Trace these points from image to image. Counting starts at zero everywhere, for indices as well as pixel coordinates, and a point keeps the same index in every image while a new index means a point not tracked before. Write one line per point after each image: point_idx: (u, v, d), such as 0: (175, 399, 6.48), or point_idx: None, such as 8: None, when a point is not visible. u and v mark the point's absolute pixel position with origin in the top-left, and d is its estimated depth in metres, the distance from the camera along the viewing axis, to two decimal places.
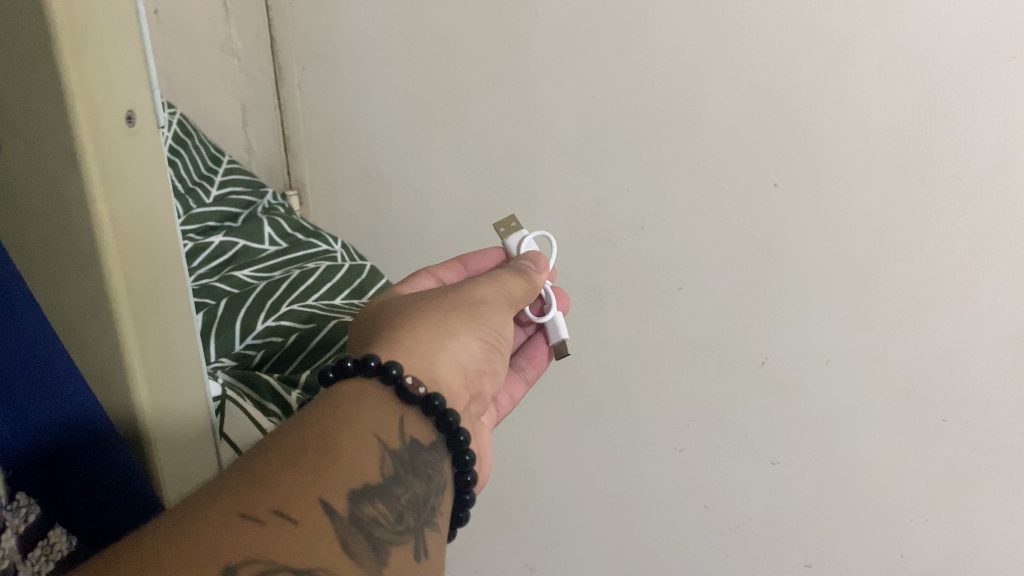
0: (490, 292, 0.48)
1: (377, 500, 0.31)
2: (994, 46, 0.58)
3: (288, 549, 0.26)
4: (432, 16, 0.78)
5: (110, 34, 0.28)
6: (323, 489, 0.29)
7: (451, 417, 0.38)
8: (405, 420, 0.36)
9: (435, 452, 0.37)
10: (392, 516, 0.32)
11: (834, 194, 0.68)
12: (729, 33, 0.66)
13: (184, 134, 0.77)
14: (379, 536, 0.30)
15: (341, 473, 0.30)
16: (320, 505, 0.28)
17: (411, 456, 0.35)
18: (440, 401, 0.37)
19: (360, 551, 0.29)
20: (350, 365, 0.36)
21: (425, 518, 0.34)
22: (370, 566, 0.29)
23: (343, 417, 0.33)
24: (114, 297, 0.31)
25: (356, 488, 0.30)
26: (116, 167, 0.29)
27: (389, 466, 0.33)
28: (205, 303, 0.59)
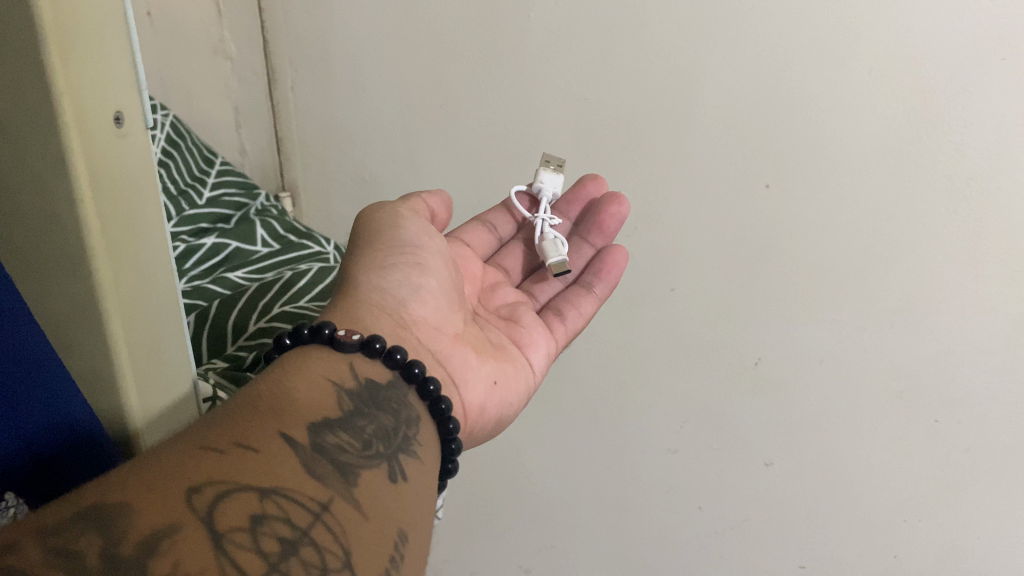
0: (386, 222, 0.50)
1: (339, 431, 0.34)
2: (984, 48, 0.58)
3: (250, 471, 0.29)
4: (425, 16, 0.78)
5: (97, 34, 0.28)
6: (281, 426, 0.32)
7: (399, 353, 0.40)
8: (357, 367, 0.39)
9: (399, 390, 0.40)
10: (357, 444, 0.34)
11: (825, 195, 0.68)
12: (720, 35, 0.66)
13: (177, 135, 0.76)
14: (347, 461, 0.32)
15: (294, 414, 0.33)
16: (277, 437, 0.31)
17: (371, 396, 0.38)
18: (380, 341, 0.40)
19: (325, 471, 0.31)
20: (287, 339, 0.39)
21: (398, 445, 0.36)
22: (339, 487, 0.31)
23: (285, 372, 0.36)
24: (102, 298, 0.31)
25: (313, 423, 0.33)
26: (103, 168, 0.29)
27: (346, 403, 0.36)
28: (197, 305, 0.59)
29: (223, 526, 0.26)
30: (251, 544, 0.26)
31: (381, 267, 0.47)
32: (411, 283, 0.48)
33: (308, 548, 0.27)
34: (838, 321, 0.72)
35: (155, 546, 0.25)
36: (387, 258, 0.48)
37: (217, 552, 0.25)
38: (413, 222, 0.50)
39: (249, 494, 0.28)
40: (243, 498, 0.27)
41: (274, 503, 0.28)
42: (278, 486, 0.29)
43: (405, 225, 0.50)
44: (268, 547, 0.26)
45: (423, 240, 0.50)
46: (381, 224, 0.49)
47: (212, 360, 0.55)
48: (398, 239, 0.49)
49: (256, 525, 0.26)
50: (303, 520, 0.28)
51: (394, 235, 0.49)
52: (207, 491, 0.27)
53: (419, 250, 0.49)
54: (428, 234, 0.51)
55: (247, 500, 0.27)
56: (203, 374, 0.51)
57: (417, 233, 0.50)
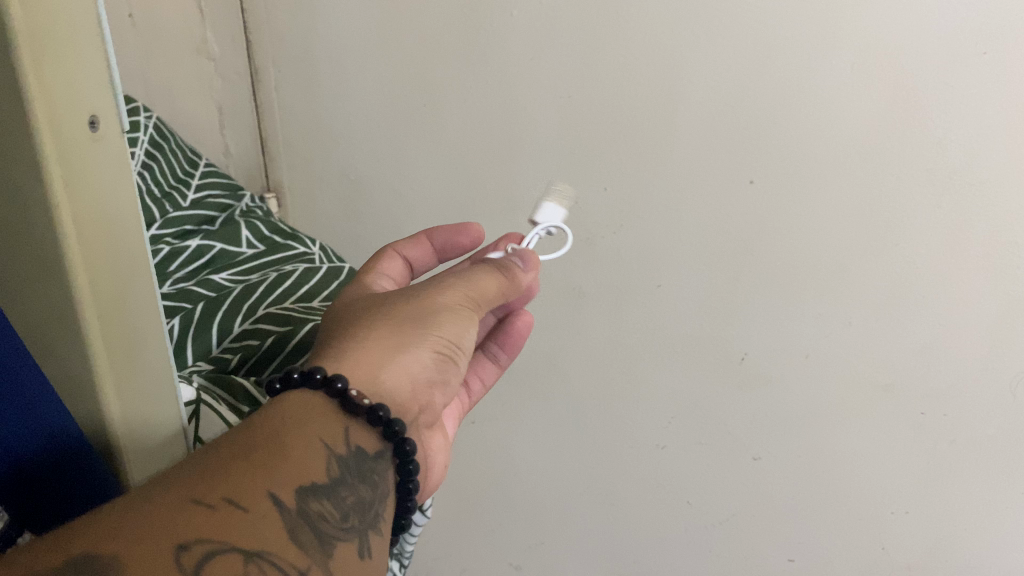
0: (454, 310, 0.45)
1: (323, 496, 0.32)
2: (964, 43, 0.58)
3: (240, 530, 0.27)
4: (407, 15, 0.78)
5: (70, 37, 0.28)
6: (274, 482, 0.30)
7: (398, 426, 0.38)
8: (351, 430, 0.37)
9: (381, 458, 0.38)
10: (336, 514, 0.32)
11: (808, 193, 0.68)
12: (701, 34, 0.66)
13: (161, 137, 0.76)
14: (326, 532, 0.31)
15: (288, 468, 0.31)
16: (269, 497, 0.29)
17: (357, 463, 0.36)
18: (385, 412, 0.38)
19: (308, 542, 0.30)
20: (297, 376, 0.36)
21: (370, 522, 0.35)
22: (316, 556, 0.30)
23: (285, 423, 0.34)
24: (81, 302, 0.31)
25: (304, 485, 0.31)
26: (79, 172, 0.29)
27: (335, 468, 0.34)
28: (182, 307, 0.59)
29: None
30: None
31: (431, 352, 0.43)
32: (444, 374, 0.45)
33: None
34: (823, 315, 0.72)
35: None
36: (440, 353, 0.44)
37: None
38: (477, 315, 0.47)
39: (235, 555, 0.27)
40: (230, 560, 0.27)
41: (258, 568, 0.27)
42: (262, 549, 0.28)
43: (468, 327, 0.46)
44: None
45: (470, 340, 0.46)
46: (446, 309, 0.45)
47: (197, 363, 0.54)
48: (456, 336, 0.45)
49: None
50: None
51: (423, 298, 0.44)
52: (198, 547, 0.26)
53: (465, 348, 0.46)
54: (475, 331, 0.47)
55: (231, 563, 0.27)
56: (187, 377, 0.51)
57: (471, 337, 0.46)
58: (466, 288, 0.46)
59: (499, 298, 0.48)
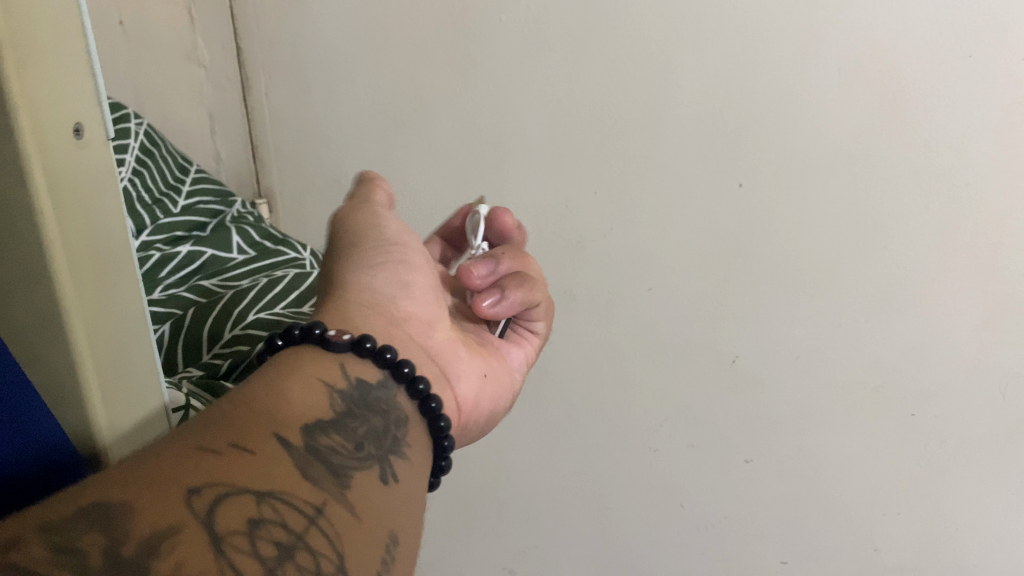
0: (363, 225, 0.49)
1: (331, 432, 0.34)
2: (948, 47, 0.59)
3: (247, 472, 0.28)
4: (397, 21, 0.78)
5: (53, 45, 0.28)
6: (274, 425, 0.31)
7: (389, 353, 0.40)
8: (346, 367, 0.38)
9: (388, 391, 0.39)
10: (349, 445, 0.34)
11: (796, 196, 0.69)
12: (689, 38, 0.67)
13: (151, 144, 0.76)
14: (339, 462, 0.32)
15: (286, 414, 0.33)
16: (273, 438, 0.31)
17: (362, 397, 0.37)
18: (372, 342, 0.40)
19: (320, 476, 0.31)
20: (280, 340, 0.39)
21: (388, 447, 0.36)
22: (332, 488, 0.31)
23: (277, 372, 0.36)
24: (65, 310, 0.31)
25: (307, 424, 0.33)
26: (63, 177, 0.29)
27: (337, 403, 0.36)
28: (172, 313, 0.59)
29: (223, 529, 0.26)
30: (251, 548, 0.26)
31: (369, 269, 0.46)
32: (402, 280, 0.47)
33: (304, 553, 0.27)
34: (812, 316, 0.73)
35: (157, 546, 0.24)
36: (377, 256, 0.47)
37: (217, 556, 0.25)
38: (385, 213, 0.51)
39: (246, 496, 0.27)
40: (242, 500, 0.27)
41: (271, 506, 0.28)
42: (273, 490, 0.28)
43: (385, 226, 0.49)
44: (266, 552, 0.26)
45: (404, 239, 0.50)
46: (357, 227, 0.49)
47: (188, 368, 0.55)
48: (377, 239, 0.48)
49: (254, 529, 0.26)
50: (298, 525, 0.28)
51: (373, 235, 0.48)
52: (206, 492, 0.27)
53: (405, 247, 0.49)
54: (409, 236, 0.51)
55: (245, 504, 0.27)
56: (177, 383, 0.51)
57: (400, 233, 0.50)
58: (358, 204, 0.51)
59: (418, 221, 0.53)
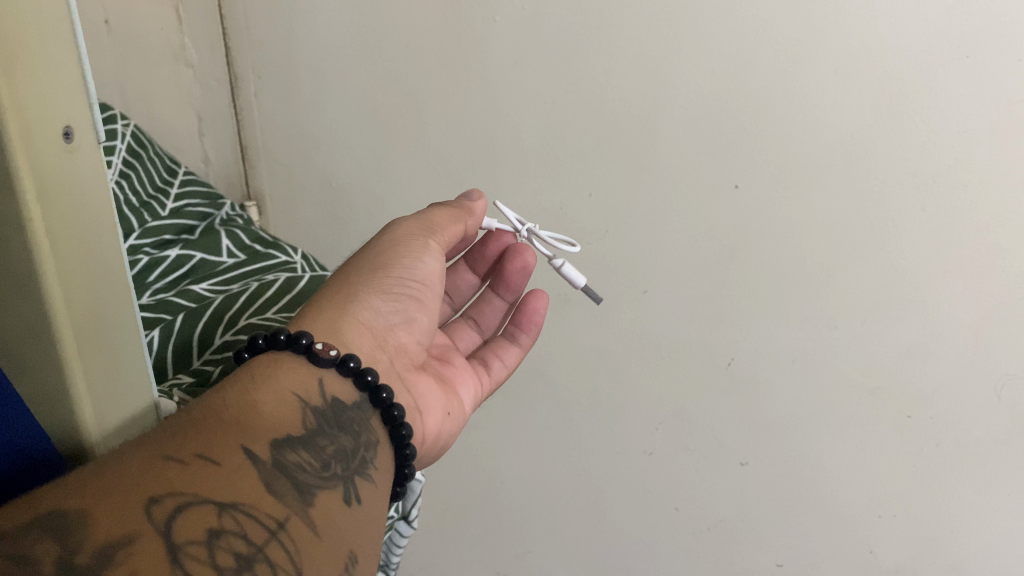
0: (399, 246, 0.50)
1: (300, 449, 0.36)
2: (947, 48, 0.58)
3: (210, 483, 0.30)
4: (388, 20, 0.77)
5: (42, 45, 0.27)
6: (244, 440, 0.33)
7: (370, 375, 0.42)
8: (325, 382, 0.41)
9: (362, 410, 0.42)
10: (317, 463, 0.36)
11: (791, 198, 0.68)
12: (685, 37, 0.66)
13: (139, 145, 0.75)
14: (304, 479, 0.34)
15: (256, 430, 0.35)
16: (240, 451, 0.33)
17: (335, 413, 0.40)
18: (354, 361, 0.42)
19: (285, 492, 0.33)
20: (262, 341, 0.41)
21: (355, 468, 0.38)
22: (295, 505, 0.33)
23: (255, 381, 0.38)
24: (57, 322, 0.29)
25: (276, 439, 0.35)
26: (52, 183, 0.28)
27: (310, 420, 0.38)
28: (162, 318, 0.58)
29: (180, 538, 0.28)
30: (208, 558, 0.28)
31: (383, 292, 0.48)
32: (404, 313, 0.49)
33: (262, 564, 0.29)
34: (808, 319, 0.72)
35: (113, 552, 0.26)
36: (384, 283, 0.48)
37: (175, 564, 0.27)
38: (434, 243, 0.51)
39: (208, 506, 0.29)
40: (201, 510, 0.29)
41: (232, 518, 0.30)
42: (235, 502, 0.30)
43: (423, 260, 0.50)
44: (224, 561, 0.28)
45: (420, 272, 0.50)
46: (394, 246, 0.50)
47: (178, 375, 0.53)
48: (407, 268, 0.49)
49: (214, 538, 0.28)
50: (258, 538, 0.30)
51: (392, 257, 0.49)
52: (167, 501, 0.29)
53: (425, 285, 0.50)
54: (432, 266, 0.51)
55: (205, 513, 0.29)
56: (168, 392, 0.49)
57: (433, 271, 0.51)
58: (410, 223, 0.52)
59: (453, 232, 0.53)
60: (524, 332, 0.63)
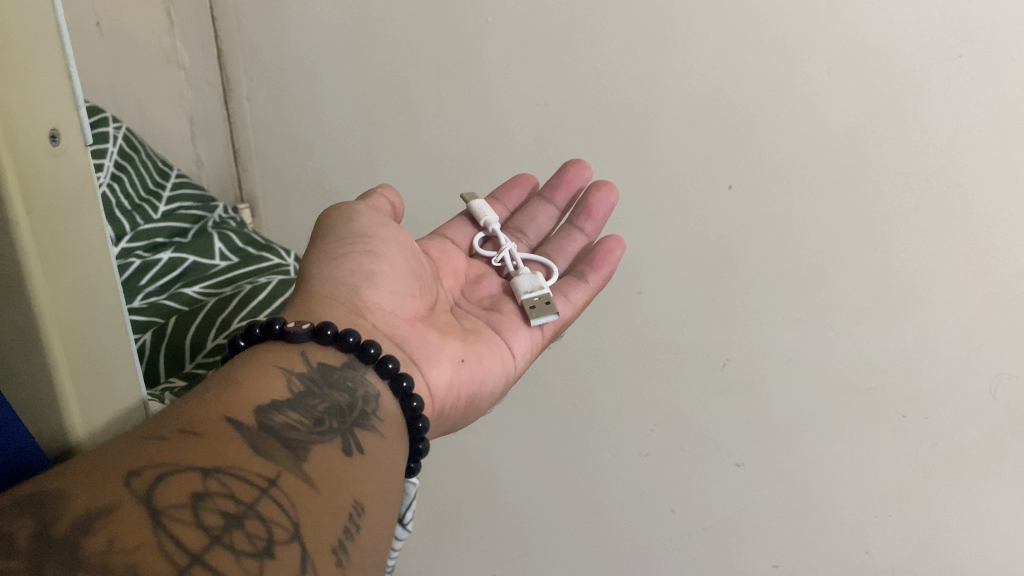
0: (335, 220, 0.52)
1: (288, 412, 0.36)
2: (940, 48, 0.58)
3: (194, 452, 0.30)
4: (380, 22, 0.77)
5: (28, 50, 0.27)
6: (226, 410, 0.33)
7: (351, 336, 0.42)
8: (308, 354, 0.41)
9: (354, 370, 0.42)
10: (308, 422, 0.36)
11: (786, 199, 0.68)
12: (678, 38, 0.66)
13: (131, 149, 0.74)
14: (296, 437, 0.34)
15: (241, 400, 0.35)
16: (224, 421, 0.33)
17: (323, 378, 0.40)
18: (331, 328, 0.42)
19: (274, 450, 0.32)
20: (241, 340, 0.41)
21: (353, 422, 0.38)
22: (287, 461, 0.32)
23: (236, 366, 0.38)
24: (44, 327, 0.29)
25: (261, 406, 0.35)
26: (38, 189, 0.28)
27: (296, 385, 0.38)
28: (154, 322, 0.58)
29: (163, 503, 0.27)
30: (193, 518, 0.27)
31: (330, 257, 0.49)
32: (368, 269, 0.49)
33: (253, 520, 0.28)
34: (803, 319, 0.72)
35: (91, 523, 0.26)
36: (332, 251, 0.49)
37: (157, 528, 0.26)
38: (365, 207, 0.53)
39: (191, 473, 0.29)
40: (186, 477, 0.29)
41: (218, 480, 0.29)
42: (222, 466, 0.30)
43: (356, 219, 0.51)
44: (210, 520, 0.27)
45: (360, 229, 0.51)
46: (332, 221, 0.52)
47: (170, 379, 0.53)
48: (345, 230, 0.50)
49: (199, 501, 0.28)
50: (247, 496, 0.29)
51: (331, 231, 0.51)
52: (148, 472, 0.28)
53: (374, 237, 0.51)
54: (377, 226, 0.52)
55: (190, 479, 0.29)
56: (159, 396, 0.49)
57: (373, 225, 0.52)
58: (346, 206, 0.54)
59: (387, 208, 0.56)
60: (596, 268, 0.60)
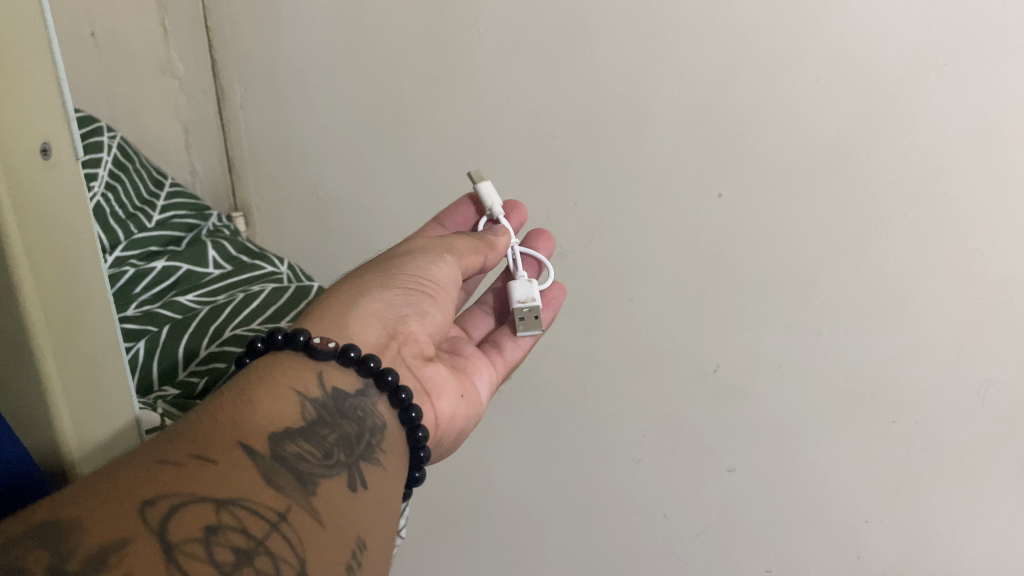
0: (415, 254, 0.53)
1: (300, 441, 0.36)
2: (925, 55, 0.59)
3: (206, 482, 0.30)
4: (373, 32, 0.78)
5: (18, 67, 0.27)
6: (240, 438, 0.34)
7: (371, 362, 0.43)
8: (324, 374, 0.41)
9: (366, 397, 0.42)
10: (318, 453, 0.36)
11: (775, 205, 0.69)
12: (668, 47, 0.67)
13: (125, 158, 0.75)
14: (306, 469, 0.35)
15: (253, 426, 0.35)
16: (237, 448, 0.33)
17: (336, 404, 0.40)
18: (355, 351, 0.42)
19: (286, 483, 0.33)
20: (261, 344, 0.43)
21: (360, 454, 0.38)
22: (297, 495, 0.33)
23: (252, 382, 0.38)
24: (37, 339, 0.30)
25: (273, 433, 0.35)
26: (31, 204, 0.28)
27: (310, 412, 0.38)
28: (148, 330, 0.58)
29: (176, 538, 0.28)
30: (205, 555, 0.28)
31: (392, 288, 0.50)
32: (419, 308, 0.51)
33: (263, 557, 0.29)
34: (793, 325, 0.73)
35: (104, 558, 0.26)
36: (397, 280, 0.50)
37: (169, 563, 0.27)
38: (450, 255, 0.53)
39: (205, 504, 0.30)
40: (198, 508, 0.29)
41: (230, 513, 0.30)
42: (234, 498, 0.31)
43: (438, 264, 0.52)
44: (222, 556, 0.28)
45: (433, 271, 0.52)
46: (411, 254, 0.52)
47: (163, 388, 0.53)
48: (422, 269, 0.51)
49: (211, 535, 0.28)
50: (258, 531, 0.30)
51: (409, 263, 0.52)
52: (161, 502, 0.29)
53: (441, 287, 0.52)
54: (451, 273, 0.53)
55: (203, 512, 0.29)
56: (152, 405, 0.49)
57: (448, 275, 0.53)
58: (428, 240, 0.54)
59: (474, 252, 0.56)
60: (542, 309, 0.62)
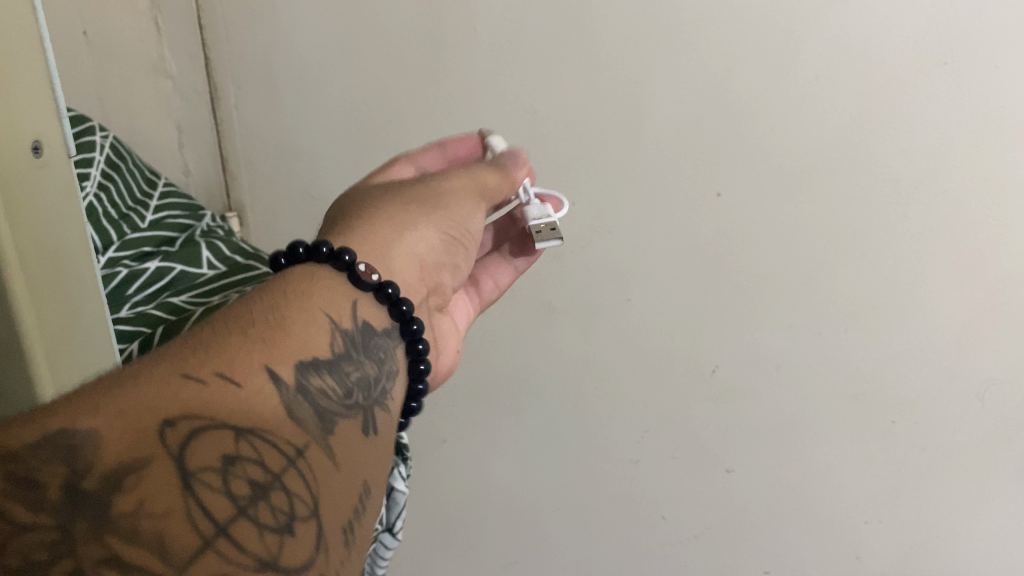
0: (460, 197, 0.50)
1: (325, 374, 0.34)
2: (927, 54, 0.58)
3: (229, 406, 0.29)
4: (370, 31, 0.77)
5: (9, 67, 0.27)
6: (269, 359, 0.32)
7: (405, 305, 0.42)
8: (357, 305, 0.40)
9: (388, 338, 0.41)
10: (340, 390, 0.35)
11: (776, 203, 0.68)
12: (668, 46, 0.66)
13: (117, 158, 0.74)
14: (327, 407, 0.33)
15: (285, 347, 0.33)
16: (264, 370, 0.31)
17: (362, 339, 0.39)
18: (392, 288, 0.42)
19: (305, 416, 0.32)
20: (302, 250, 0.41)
21: (376, 398, 0.37)
22: (315, 433, 0.32)
23: (288, 298, 0.37)
24: (28, 341, 0.29)
25: (303, 360, 0.34)
26: (23, 205, 0.28)
27: (338, 344, 0.37)
28: (141, 332, 0.58)
29: (194, 464, 0.26)
30: (221, 486, 0.26)
31: (436, 229, 0.48)
32: (451, 259, 0.50)
33: (278, 493, 0.28)
34: (793, 326, 0.73)
35: (120, 480, 0.25)
36: (443, 227, 0.48)
37: (185, 493, 0.26)
38: (485, 206, 0.52)
39: (225, 432, 0.28)
40: (219, 435, 0.28)
41: (249, 444, 0.29)
42: (255, 428, 0.29)
43: (477, 214, 0.51)
44: (239, 490, 0.27)
45: (471, 221, 0.50)
46: (456, 195, 0.50)
47: None
48: (464, 218, 0.49)
49: (229, 466, 0.27)
50: (275, 465, 0.29)
51: (455, 210, 0.49)
52: (182, 426, 0.27)
53: (473, 236, 0.51)
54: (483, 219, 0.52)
55: (221, 440, 0.28)
56: None
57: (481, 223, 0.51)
58: (468, 174, 0.52)
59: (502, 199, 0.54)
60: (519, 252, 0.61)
